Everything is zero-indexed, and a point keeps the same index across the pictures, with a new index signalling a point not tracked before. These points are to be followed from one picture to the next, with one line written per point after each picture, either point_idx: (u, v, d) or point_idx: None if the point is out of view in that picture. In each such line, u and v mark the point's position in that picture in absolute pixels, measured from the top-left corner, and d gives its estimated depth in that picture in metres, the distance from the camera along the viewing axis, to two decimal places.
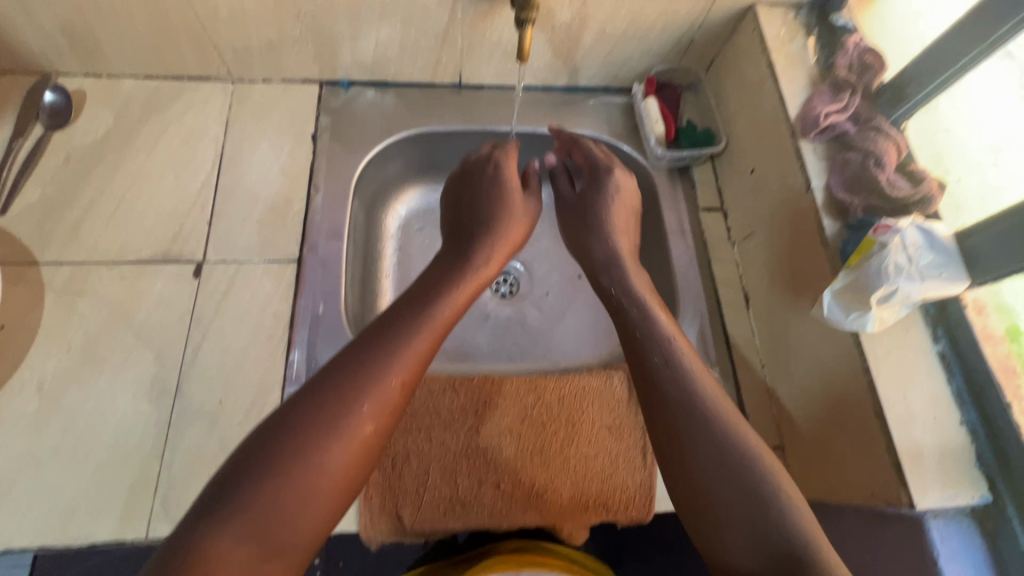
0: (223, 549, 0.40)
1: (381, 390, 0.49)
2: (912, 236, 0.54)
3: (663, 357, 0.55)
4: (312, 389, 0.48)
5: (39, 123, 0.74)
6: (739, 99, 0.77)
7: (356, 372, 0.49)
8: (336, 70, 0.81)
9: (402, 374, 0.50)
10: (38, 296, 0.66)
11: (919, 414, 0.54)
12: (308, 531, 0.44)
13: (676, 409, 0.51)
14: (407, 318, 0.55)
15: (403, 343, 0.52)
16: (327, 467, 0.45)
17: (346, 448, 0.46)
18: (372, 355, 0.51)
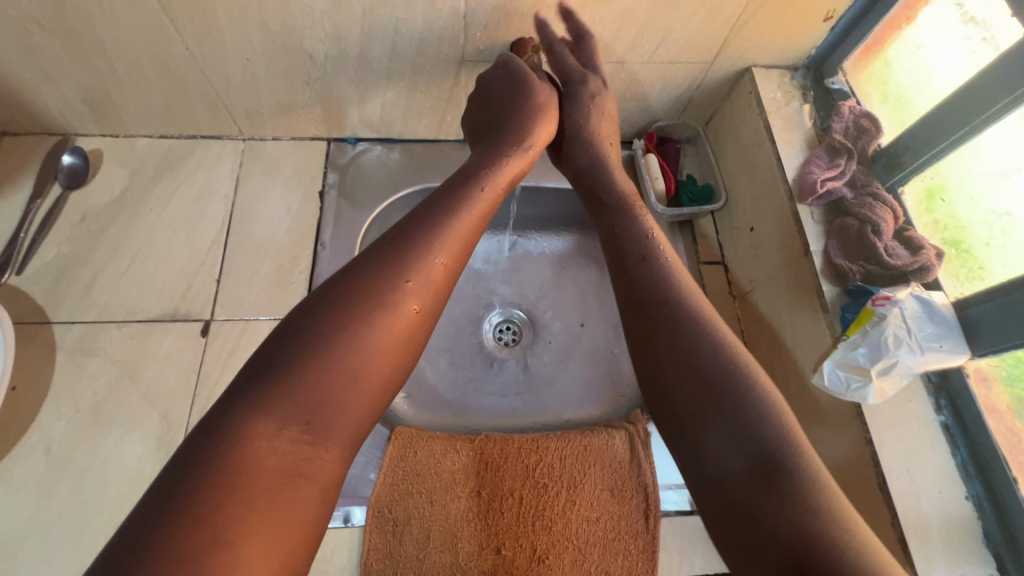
0: (259, 438, 0.37)
1: (427, 265, 0.46)
2: (911, 306, 0.56)
3: (642, 254, 0.53)
4: (351, 270, 0.45)
5: (57, 184, 0.76)
6: (738, 157, 0.78)
7: (397, 250, 0.46)
8: (344, 128, 0.83)
9: (444, 252, 0.48)
10: (49, 356, 0.67)
11: (924, 488, 0.53)
12: (346, 425, 0.41)
13: (656, 297, 0.50)
14: (442, 209, 0.51)
15: (445, 222, 0.50)
16: (368, 352, 0.42)
17: (390, 321, 0.43)
18: (416, 231, 0.48)
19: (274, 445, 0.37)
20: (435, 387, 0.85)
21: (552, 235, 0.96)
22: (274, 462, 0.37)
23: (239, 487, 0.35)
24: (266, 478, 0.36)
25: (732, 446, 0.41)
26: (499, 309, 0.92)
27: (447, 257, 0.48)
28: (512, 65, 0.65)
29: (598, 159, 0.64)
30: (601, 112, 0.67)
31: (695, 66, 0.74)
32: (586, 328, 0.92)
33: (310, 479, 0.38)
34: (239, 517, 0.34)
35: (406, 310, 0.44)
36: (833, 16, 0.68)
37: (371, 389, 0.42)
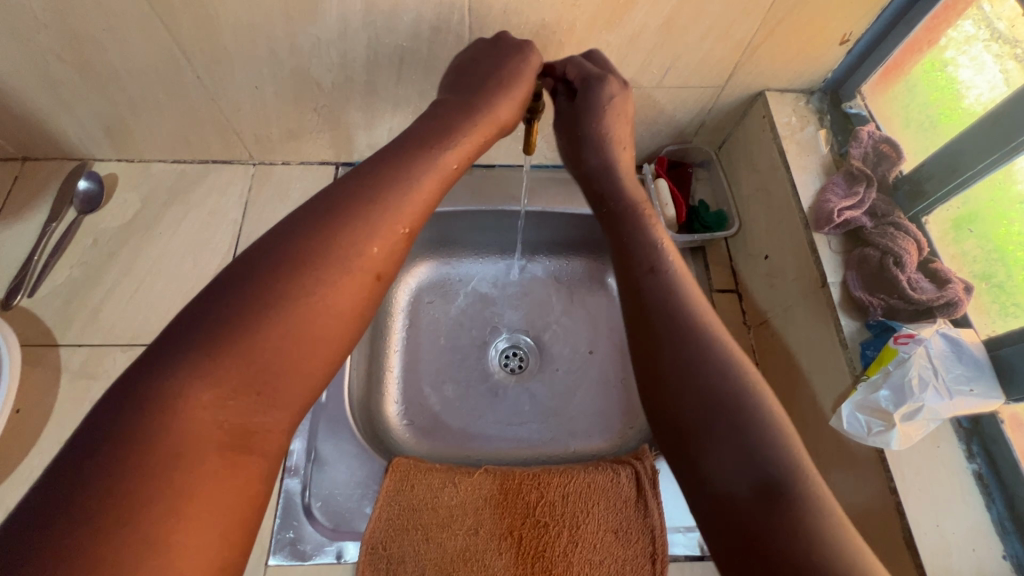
0: (199, 411, 0.34)
1: (391, 226, 0.43)
2: (936, 346, 0.52)
3: (651, 266, 0.49)
4: (304, 223, 0.41)
5: (73, 208, 0.78)
6: (752, 183, 0.76)
7: (359, 207, 0.42)
8: (351, 153, 0.84)
9: (412, 214, 0.44)
10: (54, 379, 0.68)
11: (958, 543, 0.49)
12: (294, 395, 0.38)
13: (658, 311, 0.46)
14: (404, 173, 0.45)
15: (415, 180, 0.45)
16: (325, 314, 0.38)
17: (349, 288, 0.40)
18: (386, 186, 0.44)
19: (219, 418, 0.35)
20: (438, 414, 0.83)
21: (562, 259, 0.94)
22: (217, 439, 0.34)
23: (178, 468, 0.32)
24: (211, 458, 0.34)
25: (736, 466, 0.38)
26: (505, 334, 0.90)
27: (416, 218, 0.44)
28: (523, 47, 0.59)
29: (609, 162, 0.60)
30: (619, 113, 0.61)
31: (705, 90, 0.72)
32: (595, 356, 0.89)
33: (258, 458, 0.36)
34: (177, 508, 0.31)
35: (368, 275, 0.41)
36: (850, 39, 0.66)
37: (326, 358, 0.39)
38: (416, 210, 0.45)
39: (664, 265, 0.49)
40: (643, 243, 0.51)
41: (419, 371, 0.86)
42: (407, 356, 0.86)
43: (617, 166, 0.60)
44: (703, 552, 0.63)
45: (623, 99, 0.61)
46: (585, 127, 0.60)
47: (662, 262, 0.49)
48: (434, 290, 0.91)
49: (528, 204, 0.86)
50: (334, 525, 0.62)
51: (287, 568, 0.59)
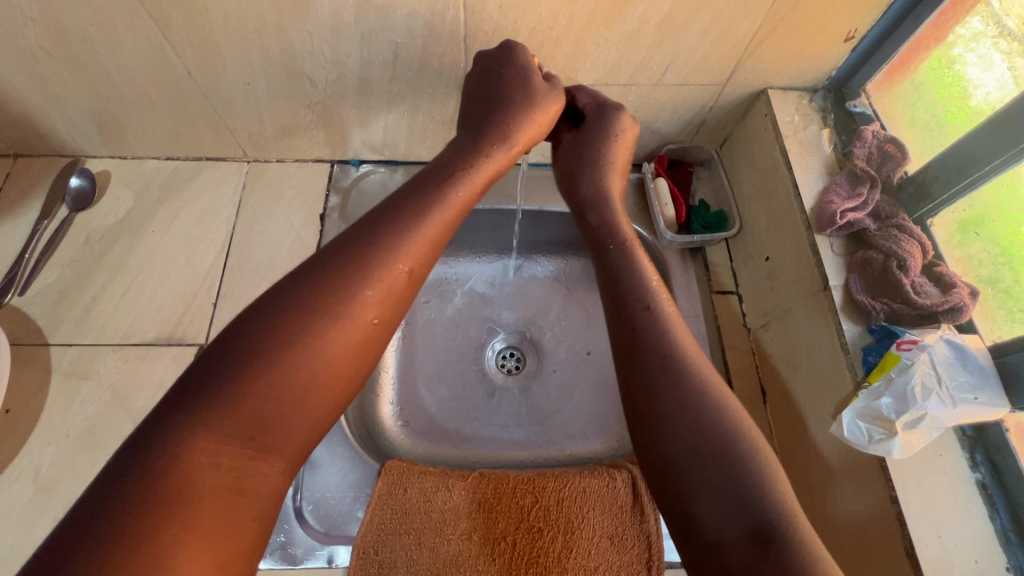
0: (198, 457, 0.35)
1: (389, 272, 0.43)
2: (940, 352, 0.51)
3: (645, 303, 0.48)
4: (301, 275, 0.41)
5: (64, 205, 0.77)
6: (753, 182, 0.75)
7: (356, 253, 0.43)
8: (346, 150, 0.82)
9: (410, 258, 0.45)
10: (44, 380, 0.67)
11: (960, 555, 0.48)
12: (290, 441, 0.39)
13: (648, 348, 0.45)
14: (403, 217, 0.46)
15: (415, 223, 0.46)
16: (319, 362, 0.39)
17: (343, 337, 0.40)
18: (381, 230, 0.45)
19: (216, 461, 0.36)
20: (433, 415, 0.82)
21: (560, 258, 0.93)
22: (214, 480, 0.36)
23: (176, 511, 0.34)
24: (206, 499, 0.35)
25: (728, 512, 0.37)
26: (502, 334, 0.89)
27: (412, 263, 0.45)
28: (515, 50, 0.60)
29: (604, 192, 0.60)
30: (621, 144, 0.62)
31: (706, 88, 0.71)
32: (593, 357, 0.88)
33: (252, 496, 0.38)
34: (178, 540, 0.33)
35: (362, 322, 0.41)
36: (854, 36, 0.64)
37: (322, 404, 0.40)
38: (417, 254, 0.45)
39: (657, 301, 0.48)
40: (632, 278, 0.51)
41: (415, 372, 0.85)
42: (402, 356, 0.85)
43: (613, 198, 0.60)
44: None
45: (626, 133, 0.63)
46: (586, 154, 0.62)
47: (655, 299, 0.49)
48: (431, 289, 0.90)
49: (525, 203, 0.85)
50: (325, 529, 0.61)
51: (277, 571, 0.59)
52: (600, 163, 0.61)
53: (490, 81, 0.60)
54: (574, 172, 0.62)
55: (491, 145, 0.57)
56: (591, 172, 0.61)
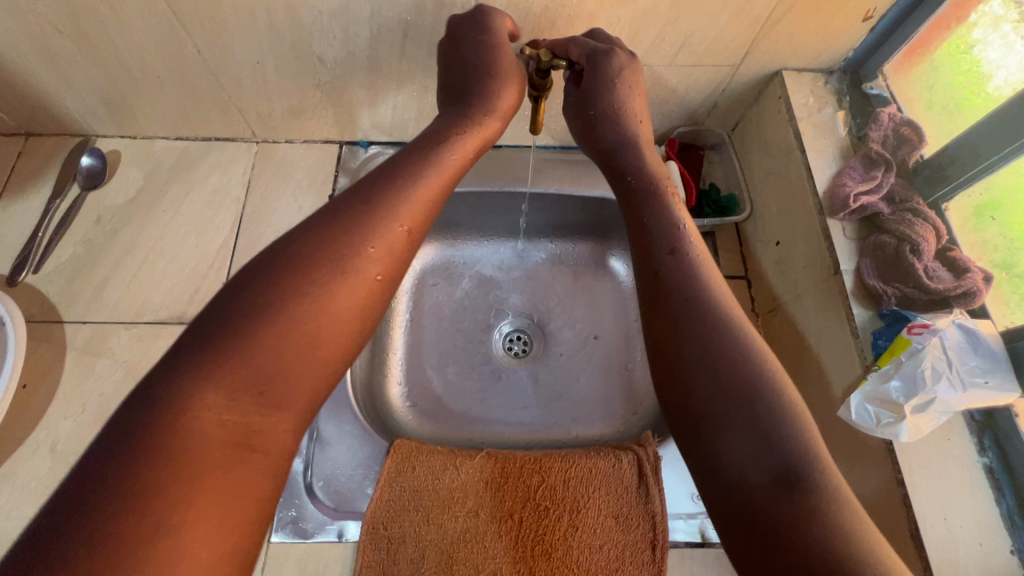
0: (203, 413, 0.35)
1: (389, 230, 0.44)
2: (951, 337, 0.50)
3: (671, 248, 0.49)
4: (296, 237, 0.42)
5: (76, 184, 0.77)
6: (765, 167, 0.74)
7: (359, 212, 0.43)
8: (355, 131, 0.82)
9: (408, 220, 0.45)
10: (60, 356, 0.68)
11: (964, 537, 0.48)
12: (298, 396, 0.39)
13: (678, 294, 0.46)
14: (404, 175, 0.47)
15: (409, 185, 0.47)
16: (323, 313, 0.39)
17: (346, 291, 0.41)
18: (382, 191, 0.45)
19: (224, 416, 0.35)
20: (441, 396, 0.83)
21: (568, 242, 0.93)
22: (222, 435, 0.35)
23: (186, 460, 0.33)
24: (216, 453, 0.34)
25: (754, 451, 0.38)
26: (509, 317, 0.89)
27: (409, 223, 0.45)
28: (490, 15, 0.59)
29: (627, 137, 0.59)
30: (631, 86, 0.61)
31: (719, 69, 0.70)
32: (600, 340, 0.88)
33: (262, 454, 0.37)
34: (188, 495, 0.33)
35: (368, 277, 0.42)
36: (873, 15, 0.63)
37: (328, 356, 0.40)
38: (413, 215, 0.46)
39: (687, 244, 0.49)
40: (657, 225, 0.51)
41: (423, 353, 0.85)
42: (410, 338, 0.86)
43: (637, 140, 0.59)
44: (702, 539, 0.63)
45: (632, 71, 0.61)
46: (597, 102, 0.61)
47: (686, 244, 0.49)
48: (439, 272, 0.91)
49: (534, 185, 0.84)
50: (336, 505, 0.63)
51: (291, 544, 0.61)
52: (613, 106, 0.60)
53: (466, 51, 0.59)
54: (592, 124, 0.61)
55: (478, 116, 0.57)
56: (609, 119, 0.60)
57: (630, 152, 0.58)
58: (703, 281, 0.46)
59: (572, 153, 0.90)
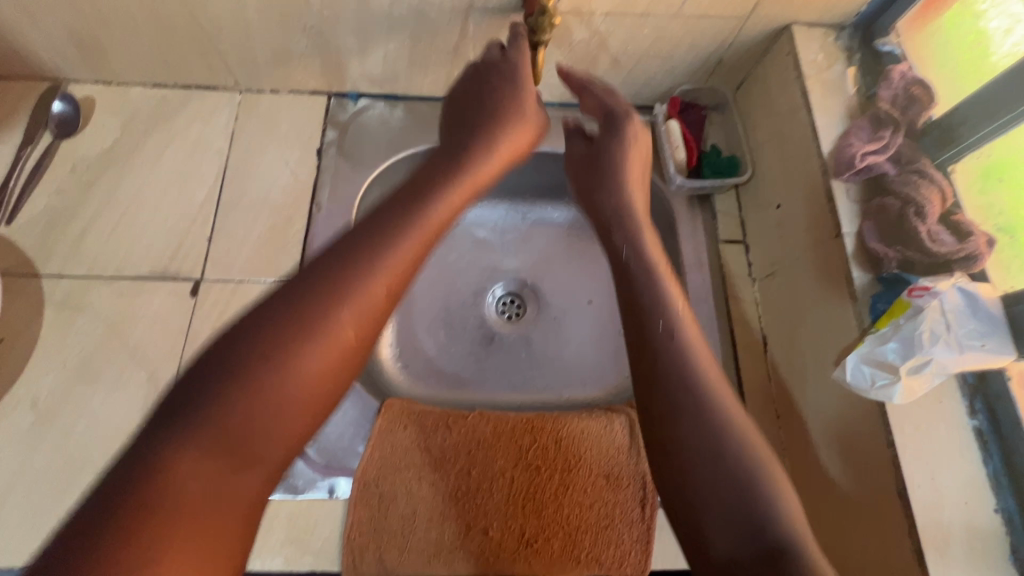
0: (184, 467, 0.35)
1: (365, 291, 0.41)
2: (951, 299, 0.49)
3: (660, 320, 0.47)
4: (288, 288, 0.41)
5: (48, 131, 0.74)
6: (769, 128, 0.72)
7: (334, 272, 0.41)
8: (344, 82, 0.78)
9: (388, 280, 0.42)
10: (38, 310, 0.66)
11: (949, 496, 0.48)
12: (274, 449, 0.39)
13: (668, 378, 0.45)
14: (385, 223, 0.44)
15: (389, 243, 0.43)
16: (302, 373, 0.38)
17: (321, 352, 0.39)
18: (358, 244, 0.43)
19: (199, 470, 0.36)
20: (433, 358, 0.82)
21: (565, 206, 0.91)
22: (198, 487, 0.35)
23: (165, 517, 0.34)
24: (194, 510, 0.35)
25: (738, 530, 0.40)
26: (503, 281, 0.88)
27: (385, 285, 0.42)
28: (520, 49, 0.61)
29: (626, 207, 0.59)
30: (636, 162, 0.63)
31: (726, 21, 0.67)
32: (594, 306, 0.87)
33: (237, 498, 0.37)
34: (163, 545, 0.33)
35: (343, 337, 0.40)
36: None
37: (311, 407, 0.40)
38: (393, 278, 0.43)
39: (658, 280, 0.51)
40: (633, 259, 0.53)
41: (415, 314, 0.84)
42: (403, 299, 0.84)
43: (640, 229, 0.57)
44: None
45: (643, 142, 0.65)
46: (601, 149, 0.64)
47: (665, 287, 0.50)
48: None
49: None
50: (326, 462, 0.62)
51: (280, 501, 0.59)
52: (624, 206, 0.59)
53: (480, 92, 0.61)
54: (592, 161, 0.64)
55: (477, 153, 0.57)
56: (603, 157, 0.64)
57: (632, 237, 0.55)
58: (664, 301, 0.49)
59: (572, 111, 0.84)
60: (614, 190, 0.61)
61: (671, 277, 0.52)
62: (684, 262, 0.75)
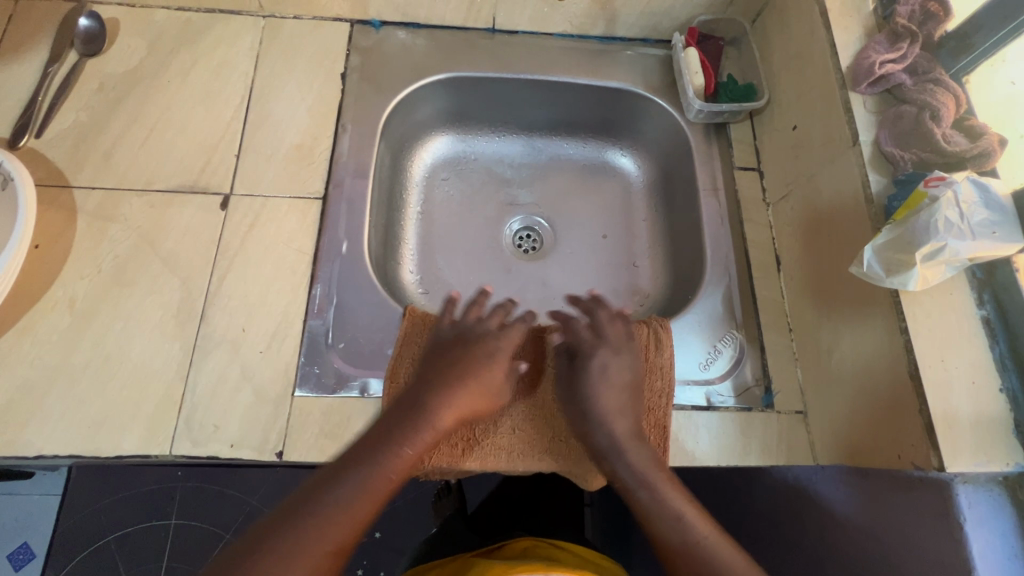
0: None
1: (400, 447, 0.53)
2: (965, 191, 0.51)
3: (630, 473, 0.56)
4: (344, 471, 0.51)
5: (74, 50, 0.74)
6: (785, 53, 0.74)
7: (360, 452, 0.53)
8: (367, 9, 0.80)
9: (396, 467, 0.52)
10: (72, 219, 0.67)
11: (958, 377, 0.51)
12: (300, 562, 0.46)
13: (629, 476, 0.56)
14: (399, 421, 0.55)
15: (406, 432, 0.54)
16: (337, 510, 0.49)
17: (369, 478, 0.51)
18: (384, 436, 0.54)
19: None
20: (452, 286, 0.83)
21: (579, 142, 0.92)
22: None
23: None
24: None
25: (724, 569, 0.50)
26: (518, 215, 0.89)
27: (399, 470, 0.53)
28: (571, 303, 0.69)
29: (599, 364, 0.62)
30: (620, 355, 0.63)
31: None
32: (609, 240, 0.88)
33: None
34: None
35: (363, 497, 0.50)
36: None
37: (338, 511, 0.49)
38: (401, 463, 0.53)
39: (673, 502, 0.54)
40: (628, 469, 0.56)
41: (434, 243, 0.85)
42: (422, 228, 0.85)
43: (621, 441, 0.57)
44: (709, 403, 0.65)
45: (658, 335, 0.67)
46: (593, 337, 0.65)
47: (651, 474, 0.55)
48: (449, 166, 0.89)
49: (552, 72, 0.82)
50: (356, 364, 0.64)
51: (314, 399, 0.62)
52: (605, 379, 0.61)
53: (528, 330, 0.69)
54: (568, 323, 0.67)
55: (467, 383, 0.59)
56: (604, 349, 0.63)
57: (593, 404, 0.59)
58: (671, 507, 0.53)
59: (590, 41, 0.85)
60: (598, 388, 0.60)
61: (634, 441, 0.58)
62: (700, 188, 0.77)
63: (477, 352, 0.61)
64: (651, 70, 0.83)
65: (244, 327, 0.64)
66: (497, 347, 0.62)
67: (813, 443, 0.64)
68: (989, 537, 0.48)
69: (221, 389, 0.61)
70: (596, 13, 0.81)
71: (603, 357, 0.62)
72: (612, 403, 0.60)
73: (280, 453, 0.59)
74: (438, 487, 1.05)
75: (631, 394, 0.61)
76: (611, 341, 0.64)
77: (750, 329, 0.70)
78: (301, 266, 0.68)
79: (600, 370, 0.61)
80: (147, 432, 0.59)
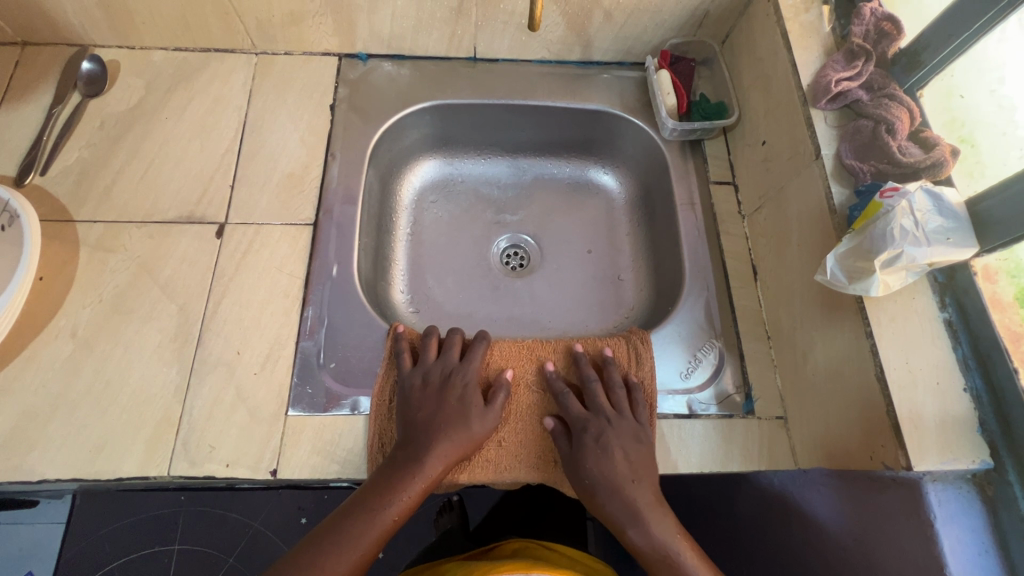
0: None
1: (401, 497, 0.56)
2: (919, 200, 0.53)
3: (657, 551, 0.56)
4: (348, 518, 0.55)
5: (77, 91, 0.78)
6: (753, 72, 0.77)
7: (364, 499, 0.56)
8: (354, 43, 0.84)
9: (400, 511, 0.56)
10: (74, 251, 0.70)
11: (922, 378, 0.53)
12: None
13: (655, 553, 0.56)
14: (398, 470, 0.58)
15: (405, 480, 0.57)
16: (345, 553, 0.53)
17: (374, 527, 0.55)
18: (383, 483, 0.57)
19: None
20: (441, 303, 0.85)
21: (564, 162, 0.95)
22: None
23: None
24: None
25: None
26: (506, 233, 0.92)
27: (401, 512, 0.56)
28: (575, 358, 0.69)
29: (596, 422, 0.62)
30: (621, 422, 0.63)
31: None
32: (594, 255, 0.90)
33: None
34: None
35: (366, 540, 0.54)
36: None
37: (346, 552, 0.53)
38: (405, 507, 0.56)
39: None
40: (647, 545, 0.56)
41: (424, 263, 0.88)
42: (412, 249, 0.88)
43: (643, 510, 0.57)
44: (691, 411, 0.67)
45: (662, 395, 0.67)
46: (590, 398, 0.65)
47: (672, 544, 0.56)
48: (437, 189, 0.93)
49: (531, 96, 0.86)
50: (347, 382, 0.66)
51: (307, 417, 0.64)
52: (613, 448, 0.61)
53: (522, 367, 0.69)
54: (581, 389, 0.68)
55: (460, 425, 0.61)
56: (602, 420, 0.63)
57: (603, 472, 0.59)
58: None
59: (568, 66, 0.89)
60: (601, 456, 0.60)
61: (655, 509, 0.58)
62: (678, 203, 0.80)
63: (452, 396, 0.63)
64: (627, 92, 0.87)
65: (239, 350, 0.67)
66: (458, 382, 0.64)
67: (793, 448, 0.65)
68: (960, 533, 0.50)
69: (217, 411, 0.63)
70: (572, 40, 0.85)
71: (601, 427, 0.62)
72: (619, 473, 0.59)
73: (274, 471, 0.61)
74: (438, 504, 1.06)
75: (646, 462, 0.61)
76: (607, 411, 0.64)
77: (729, 338, 0.72)
78: (294, 290, 0.70)
79: (600, 440, 0.61)
80: (146, 453, 0.61)
